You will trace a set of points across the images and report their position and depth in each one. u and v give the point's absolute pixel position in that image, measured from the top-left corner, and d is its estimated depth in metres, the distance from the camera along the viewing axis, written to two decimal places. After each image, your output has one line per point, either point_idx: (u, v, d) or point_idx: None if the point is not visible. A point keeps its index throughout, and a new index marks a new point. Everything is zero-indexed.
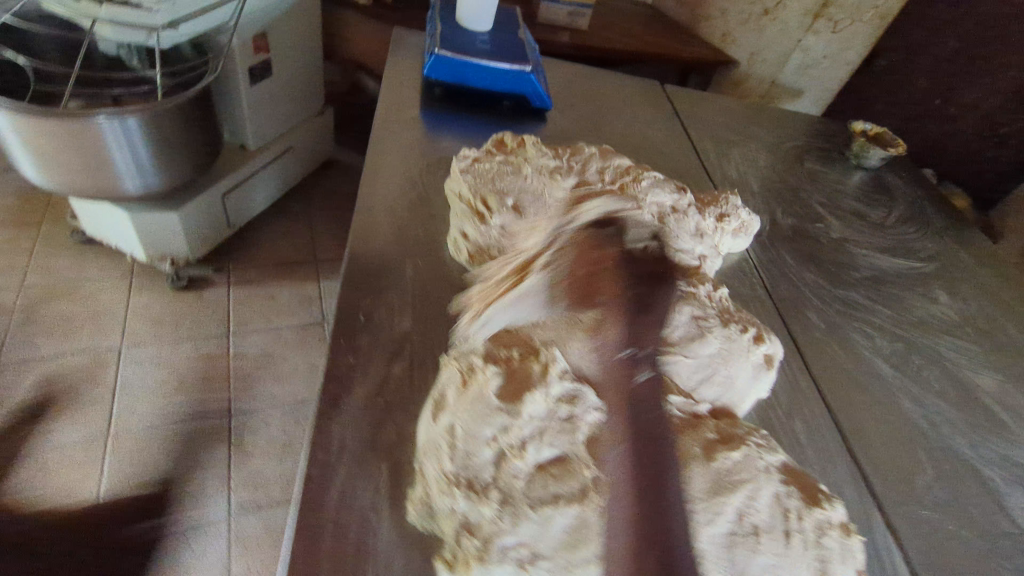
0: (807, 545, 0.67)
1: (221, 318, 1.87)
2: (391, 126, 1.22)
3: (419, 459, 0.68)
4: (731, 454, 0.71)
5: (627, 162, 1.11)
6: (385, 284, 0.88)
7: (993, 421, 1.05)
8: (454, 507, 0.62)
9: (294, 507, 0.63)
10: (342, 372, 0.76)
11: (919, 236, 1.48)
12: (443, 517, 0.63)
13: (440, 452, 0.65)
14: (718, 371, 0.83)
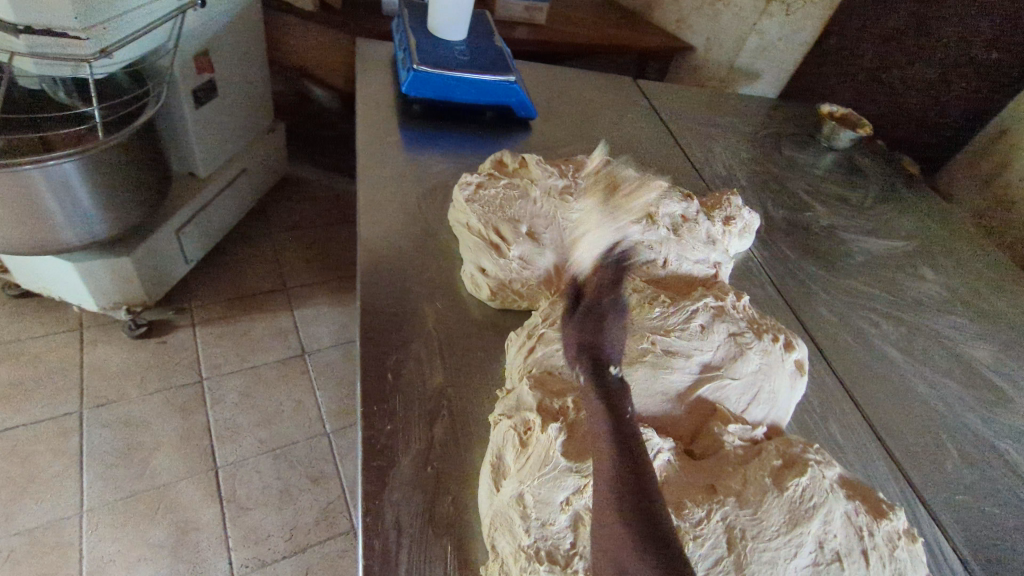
0: (884, 561, 0.66)
1: (192, 363, 1.72)
2: (376, 155, 1.14)
3: (488, 532, 0.64)
4: (801, 480, 0.68)
5: (632, 173, 1.09)
6: (409, 336, 0.82)
7: (1000, 392, 1.08)
8: None
9: None
10: (384, 443, 0.70)
11: (896, 214, 1.53)
12: None
13: (513, 525, 0.61)
14: (763, 388, 0.80)
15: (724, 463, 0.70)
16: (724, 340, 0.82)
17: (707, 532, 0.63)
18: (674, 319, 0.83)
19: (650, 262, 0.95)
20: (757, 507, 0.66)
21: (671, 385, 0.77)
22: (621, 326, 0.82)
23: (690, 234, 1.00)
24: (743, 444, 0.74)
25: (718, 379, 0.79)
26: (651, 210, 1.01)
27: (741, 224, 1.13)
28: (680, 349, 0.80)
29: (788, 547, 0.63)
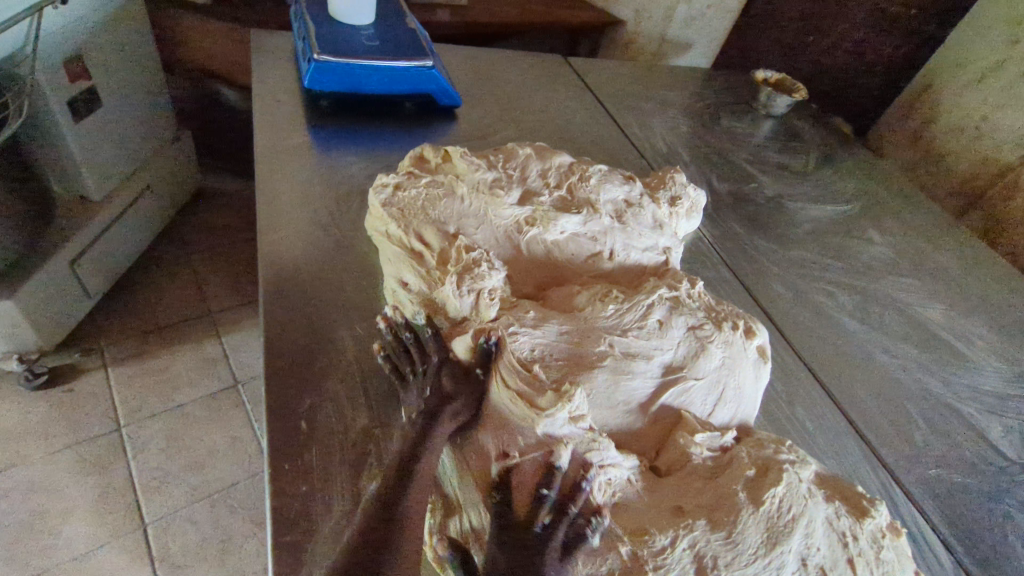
0: (871, 568, 0.60)
1: (106, 410, 1.54)
2: (279, 160, 1.00)
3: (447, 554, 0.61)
4: (777, 490, 0.61)
5: (568, 158, 0.99)
6: (325, 372, 0.70)
7: (954, 353, 1.05)
8: None
9: None
10: (299, 510, 0.59)
11: (837, 177, 1.51)
12: None
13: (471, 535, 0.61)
14: (728, 386, 0.73)
15: (692, 479, 0.63)
16: (683, 335, 0.74)
17: (673, 562, 0.56)
18: (629, 316, 0.74)
19: (595, 255, 0.87)
20: (734, 523, 0.58)
21: (634, 392, 0.69)
22: (572, 327, 0.72)
23: (635, 220, 0.92)
24: (713, 455, 0.66)
25: (681, 381, 0.71)
26: (591, 196, 0.92)
27: (687, 203, 1.06)
28: (639, 351, 0.71)
29: (766, 570, 0.57)
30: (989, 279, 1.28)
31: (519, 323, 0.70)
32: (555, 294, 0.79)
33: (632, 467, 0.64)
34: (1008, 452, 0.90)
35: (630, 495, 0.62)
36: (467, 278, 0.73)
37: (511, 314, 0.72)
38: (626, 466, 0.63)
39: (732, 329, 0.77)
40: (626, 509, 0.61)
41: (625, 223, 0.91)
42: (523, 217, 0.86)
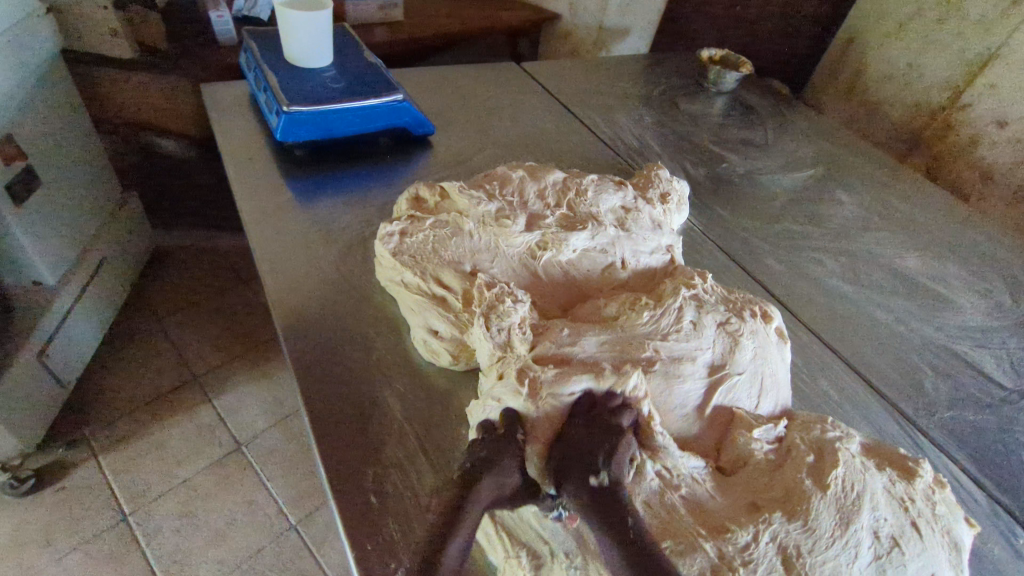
0: (932, 525, 0.63)
1: (107, 501, 1.45)
2: (268, 220, 0.97)
3: None
4: (838, 471, 0.64)
5: (559, 174, 1.00)
6: (379, 439, 0.69)
7: (936, 296, 1.13)
8: None
9: None
10: None
11: (795, 143, 1.57)
12: None
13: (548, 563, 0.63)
14: (765, 373, 0.76)
15: (760, 476, 0.65)
16: (716, 333, 0.77)
17: (762, 562, 0.57)
18: (665, 321, 0.76)
19: (609, 267, 0.88)
20: (810, 507, 0.61)
21: (687, 396, 0.71)
22: (614, 339, 0.73)
23: (637, 226, 0.95)
24: (772, 448, 0.69)
25: (727, 380, 0.73)
26: (591, 210, 0.94)
27: (676, 197, 1.09)
28: (683, 353, 0.73)
29: (847, 550, 0.59)
30: (948, 218, 1.37)
31: (560, 356, 0.70)
32: (582, 308, 0.81)
33: (696, 466, 0.65)
34: (1005, 381, 0.97)
35: (701, 496, 0.63)
36: (493, 319, 0.72)
37: (548, 339, 0.71)
38: (694, 470, 0.65)
39: (756, 317, 0.81)
40: (703, 510, 0.62)
41: (628, 230, 0.94)
42: (534, 242, 0.86)
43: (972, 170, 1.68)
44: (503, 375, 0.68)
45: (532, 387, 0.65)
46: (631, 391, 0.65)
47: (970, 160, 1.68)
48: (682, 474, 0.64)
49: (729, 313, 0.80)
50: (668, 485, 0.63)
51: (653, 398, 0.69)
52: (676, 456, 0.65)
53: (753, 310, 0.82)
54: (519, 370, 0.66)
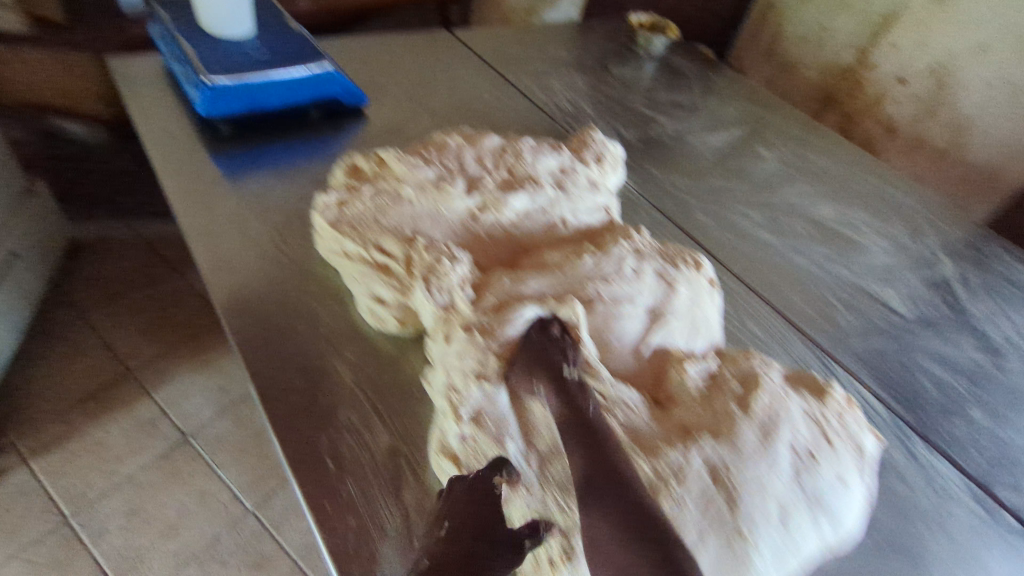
0: (843, 438, 0.71)
1: (45, 505, 1.39)
2: (197, 197, 0.94)
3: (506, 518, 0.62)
4: (760, 397, 0.71)
5: (497, 139, 1.01)
6: (331, 405, 0.70)
7: (846, 240, 1.23)
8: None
9: None
10: (355, 541, 0.61)
11: (720, 104, 1.65)
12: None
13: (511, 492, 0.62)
14: (698, 316, 0.82)
15: (690, 404, 0.71)
16: (655, 281, 0.81)
17: (692, 478, 0.63)
18: (607, 266, 0.80)
19: (550, 226, 0.91)
20: (734, 430, 0.67)
21: (626, 332, 0.76)
22: (555, 280, 0.77)
23: (574, 186, 0.98)
24: (703, 381, 0.74)
25: (663, 322, 0.78)
26: (530, 172, 0.96)
27: (610, 158, 1.13)
28: (624, 295, 0.78)
29: (768, 462, 0.65)
30: (857, 169, 1.49)
31: (506, 299, 0.74)
32: (527, 261, 0.82)
33: (633, 397, 0.70)
34: (904, 311, 1.08)
35: (637, 422, 0.68)
36: (433, 281, 0.74)
37: (495, 288, 0.75)
38: (631, 399, 0.70)
39: (689, 266, 0.87)
40: (640, 436, 0.66)
41: (567, 191, 0.97)
42: (474, 206, 0.88)
43: (877, 123, 1.82)
44: (449, 335, 0.71)
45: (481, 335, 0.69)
46: (569, 319, 0.71)
47: (876, 115, 1.81)
48: (620, 403, 0.69)
49: (664, 261, 0.85)
50: (608, 412, 0.67)
51: (594, 326, 0.75)
52: (613, 384, 0.70)
53: (685, 260, 0.87)
54: (464, 325, 0.70)
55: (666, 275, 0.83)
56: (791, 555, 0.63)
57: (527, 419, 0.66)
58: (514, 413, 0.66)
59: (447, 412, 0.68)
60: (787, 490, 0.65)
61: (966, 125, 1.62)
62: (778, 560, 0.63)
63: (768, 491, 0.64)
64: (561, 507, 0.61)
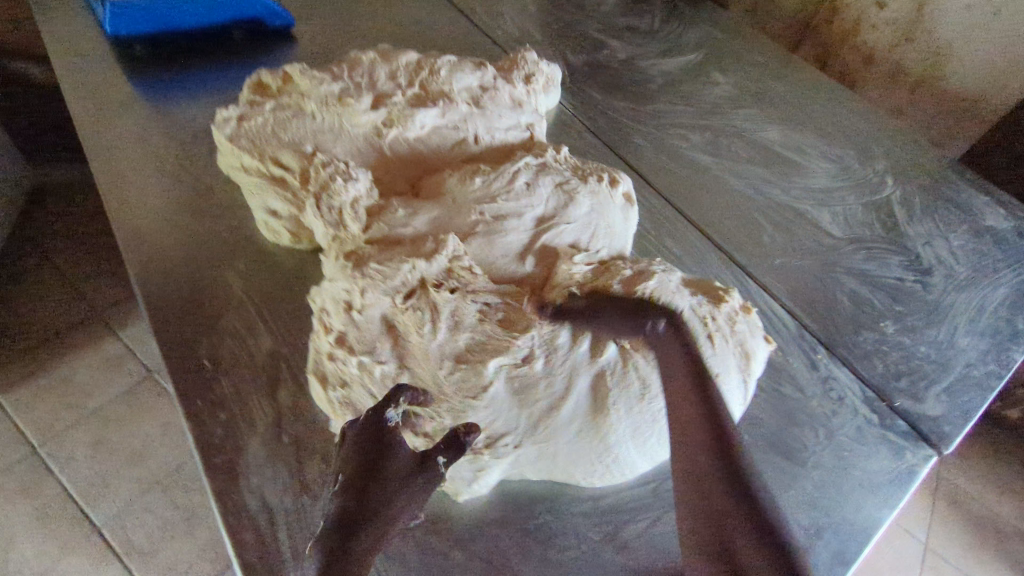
0: (728, 338, 0.72)
1: (17, 434, 1.35)
2: (104, 118, 0.93)
3: None
4: (647, 286, 0.69)
5: (414, 55, 0.97)
6: (215, 314, 0.72)
7: (789, 163, 1.20)
8: (459, 471, 0.63)
9: None
10: (223, 434, 0.63)
11: (682, 29, 1.54)
12: (451, 479, 0.63)
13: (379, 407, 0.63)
14: (599, 226, 0.81)
15: (578, 291, 0.70)
16: (551, 192, 0.81)
17: (559, 356, 0.65)
18: (497, 184, 0.80)
19: (460, 142, 0.89)
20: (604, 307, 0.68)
21: (510, 246, 0.76)
22: (444, 212, 0.76)
23: (493, 103, 0.96)
24: (592, 269, 0.74)
25: (555, 230, 0.78)
26: (444, 87, 0.93)
27: (542, 78, 1.10)
28: (510, 213, 0.78)
29: (644, 347, 0.66)
30: (818, 97, 1.42)
31: (392, 225, 0.73)
32: (427, 183, 0.83)
33: (509, 289, 0.69)
34: (835, 231, 1.07)
35: (518, 317, 0.67)
36: (324, 198, 0.73)
37: (381, 218, 0.73)
38: (506, 292, 0.69)
39: (599, 179, 0.86)
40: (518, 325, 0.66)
41: (483, 106, 0.94)
42: (380, 120, 0.86)
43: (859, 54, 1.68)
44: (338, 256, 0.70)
45: (356, 260, 0.67)
46: (448, 254, 0.68)
47: (854, 44, 1.69)
48: (495, 301, 0.68)
49: (567, 175, 0.85)
50: (481, 311, 0.67)
51: (480, 249, 0.74)
52: (487, 287, 0.69)
53: (592, 172, 0.87)
54: (347, 252, 0.68)
55: (565, 187, 0.83)
56: (656, 436, 0.66)
57: (398, 336, 0.65)
58: (386, 327, 0.65)
59: (318, 330, 0.67)
60: (660, 375, 0.66)
61: (943, 49, 1.54)
62: (637, 439, 0.65)
63: (641, 371, 0.66)
64: (430, 413, 0.63)
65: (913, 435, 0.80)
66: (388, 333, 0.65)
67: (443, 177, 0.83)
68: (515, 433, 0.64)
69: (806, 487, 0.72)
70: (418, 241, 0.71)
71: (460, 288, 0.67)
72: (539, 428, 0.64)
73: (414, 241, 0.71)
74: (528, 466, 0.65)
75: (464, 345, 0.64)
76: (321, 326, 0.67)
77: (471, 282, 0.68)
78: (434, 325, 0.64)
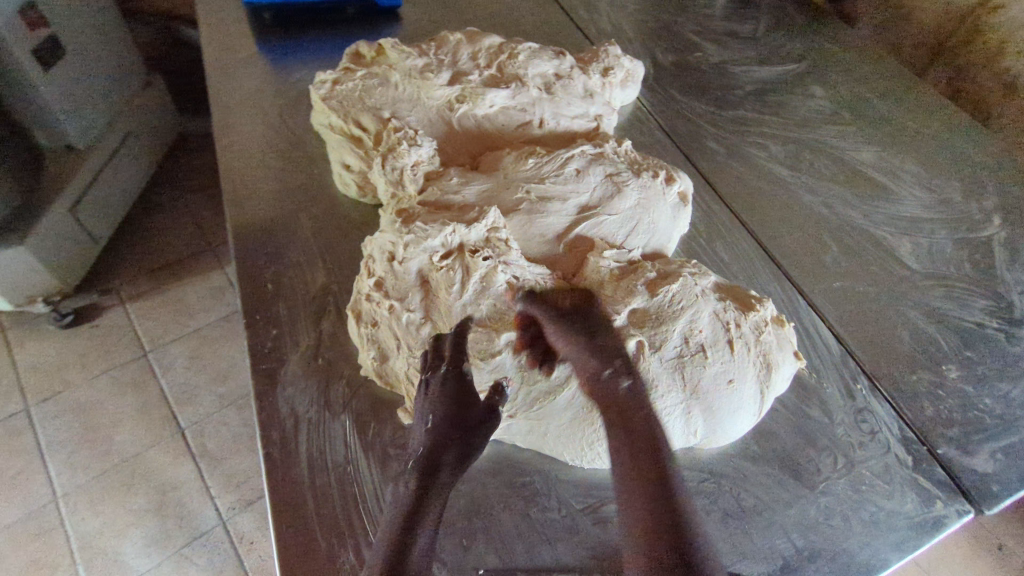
0: (750, 347, 0.72)
1: (134, 338, 1.53)
2: (229, 73, 1.08)
3: (389, 376, 0.71)
4: (671, 287, 0.74)
5: (497, 38, 1.03)
6: (284, 248, 0.83)
7: (877, 187, 1.12)
8: None
9: (263, 478, 0.65)
10: (271, 347, 0.74)
11: (787, 37, 1.44)
12: None
13: (399, 351, 0.69)
14: (642, 220, 0.83)
15: (604, 283, 0.75)
16: (600, 181, 0.84)
17: None
18: (548, 167, 0.84)
19: (525, 124, 0.94)
20: (625, 304, 0.71)
21: (549, 226, 0.80)
22: (494, 185, 0.82)
23: (564, 91, 0.99)
24: (620, 266, 0.77)
25: (596, 218, 0.81)
26: (520, 72, 0.98)
27: (621, 73, 1.11)
28: (556, 195, 0.81)
29: (655, 342, 0.70)
30: (934, 121, 1.28)
31: (445, 190, 0.79)
32: (487, 158, 0.88)
33: (540, 271, 0.73)
34: (913, 264, 0.99)
35: (542, 294, 0.71)
36: (389, 159, 0.80)
37: (437, 184, 0.80)
38: (537, 274, 0.72)
39: (654, 175, 0.87)
40: (539, 302, 0.70)
41: (554, 93, 0.98)
42: (454, 95, 0.93)
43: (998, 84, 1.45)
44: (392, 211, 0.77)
45: (406, 218, 0.73)
46: (488, 225, 0.73)
47: None
48: (524, 277, 0.71)
49: (621, 167, 0.87)
50: (508, 284, 0.70)
51: (520, 225, 0.79)
52: (519, 263, 0.72)
53: (647, 167, 0.88)
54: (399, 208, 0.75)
55: (615, 178, 0.85)
56: None
57: (429, 291, 0.71)
58: (421, 281, 0.71)
59: (362, 274, 0.74)
60: (666, 371, 0.70)
61: None
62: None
63: (647, 366, 0.69)
64: None
65: (951, 487, 0.75)
66: (421, 288, 0.71)
67: (503, 154, 0.88)
68: (512, 405, 0.67)
69: (808, 510, 0.71)
70: (465, 209, 0.76)
71: (494, 258, 0.70)
72: (534, 407, 0.67)
73: (461, 209, 0.77)
74: (517, 437, 0.68)
75: (486, 312, 0.69)
76: (365, 272, 0.74)
77: (505, 254, 0.72)
78: (465, 288, 0.69)
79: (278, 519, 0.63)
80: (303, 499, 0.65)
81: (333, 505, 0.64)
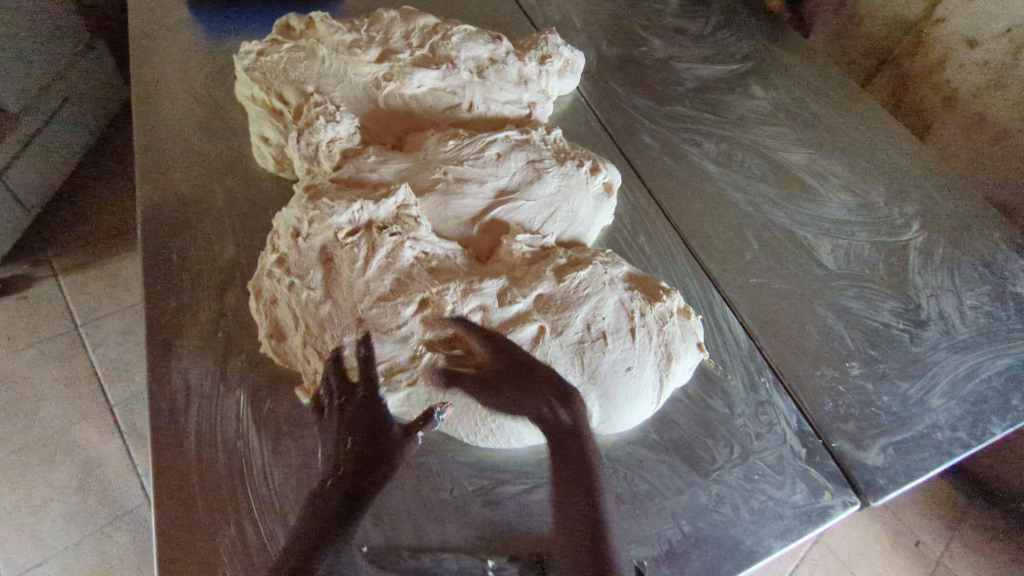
0: (651, 336, 0.73)
1: (64, 311, 1.47)
2: (154, 38, 1.04)
3: (285, 354, 0.71)
4: (578, 273, 0.75)
5: (433, 19, 1.02)
6: (192, 220, 0.81)
7: (804, 189, 1.14)
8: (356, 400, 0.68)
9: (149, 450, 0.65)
10: (168, 319, 0.74)
11: (735, 37, 1.45)
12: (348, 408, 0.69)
13: (296, 328, 0.70)
14: (561, 206, 0.83)
15: (513, 266, 0.76)
16: (521, 166, 0.84)
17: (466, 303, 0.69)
18: (468, 150, 0.83)
19: (453, 107, 0.94)
20: (530, 289, 0.72)
21: (464, 209, 0.79)
22: (411, 165, 0.81)
23: (497, 76, 0.98)
24: (533, 250, 0.78)
25: (515, 202, 0.81)
26: (452, 54, 0.97)
27: (560, 62, 1.11)
28: (473, 177, 0.81)
29: (557, 326, 0.71)
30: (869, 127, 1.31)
31: (360, 167, 0.78)
32: (412, 140, 0.88)
33: (449, 247, 0.74)
34: (829, 264, 1.02)
35: (450, 266, 0.73)
36: (306, 133, 0.80)
37: (354, 161, 0.79)
38: (446, 248, 0.74)
39: (580, 163, 0.87)
40: (444, 269, 0.72)
41: (485, 76, 0.97)
42: (381, 73, 0.92)
43: (937, 96, 1.48)
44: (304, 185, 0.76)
45: (313, 194, 0.73)
46: (397, 203, 0.73)
47: None
48: (433, 251, 0.73)
49: (545, 154, 0.87)
50: (416, 258, 0.72)
51: (435, 208, 0.79)
52: (429, 238, 0.73)
53: (570, 154, 0.88)
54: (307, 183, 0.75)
55: (535, 164, 0.85)
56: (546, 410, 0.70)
57: (331, 268, 0.70)
58: (325, 256, 0.71)
59: (268, 251, 0.74)
60: (566, 357, 0.71)
61: None
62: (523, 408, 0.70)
63: (544, 346, 0.70)
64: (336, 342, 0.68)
65: (841, 479, 0.78)
66: (326, 266, 0.70)
67: (427, 134, 0.88)
68: (413, 370, 0.68)
69: (698, 497, 0.73)
70: (378, 188, 0.75)
71: (402, 234, 0.71)
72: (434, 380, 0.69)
73: (376, 187, 0.76)
74: (415, 407, 0.69)
75: (387, 285, 0.69)
76: (272, 246, 0.73)
77: (414, 230, 0.72)
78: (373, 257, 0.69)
79: (159, 490, 0.63)
80: (189, 472, 0.65)
81: (218, 479, 0.65)
